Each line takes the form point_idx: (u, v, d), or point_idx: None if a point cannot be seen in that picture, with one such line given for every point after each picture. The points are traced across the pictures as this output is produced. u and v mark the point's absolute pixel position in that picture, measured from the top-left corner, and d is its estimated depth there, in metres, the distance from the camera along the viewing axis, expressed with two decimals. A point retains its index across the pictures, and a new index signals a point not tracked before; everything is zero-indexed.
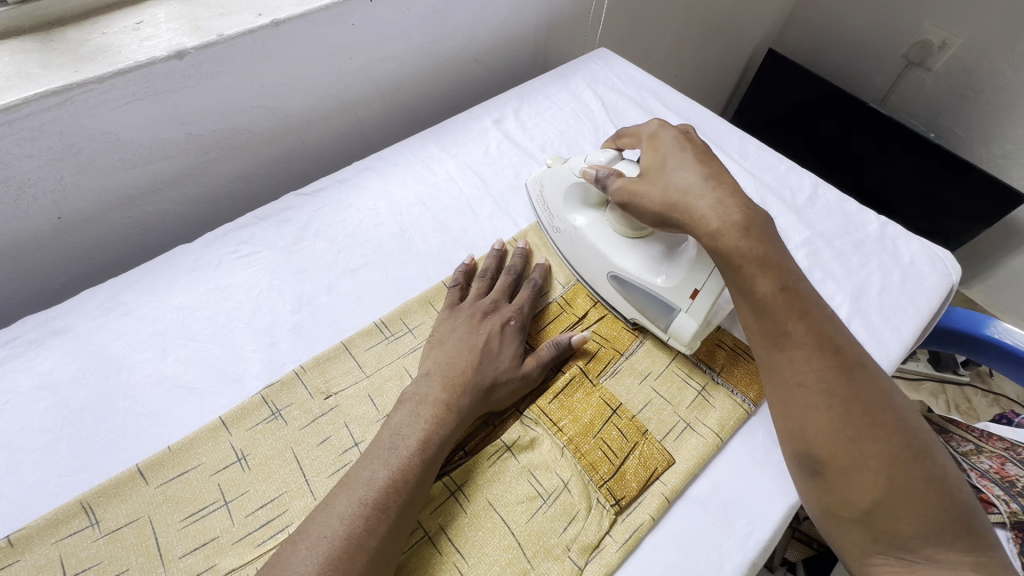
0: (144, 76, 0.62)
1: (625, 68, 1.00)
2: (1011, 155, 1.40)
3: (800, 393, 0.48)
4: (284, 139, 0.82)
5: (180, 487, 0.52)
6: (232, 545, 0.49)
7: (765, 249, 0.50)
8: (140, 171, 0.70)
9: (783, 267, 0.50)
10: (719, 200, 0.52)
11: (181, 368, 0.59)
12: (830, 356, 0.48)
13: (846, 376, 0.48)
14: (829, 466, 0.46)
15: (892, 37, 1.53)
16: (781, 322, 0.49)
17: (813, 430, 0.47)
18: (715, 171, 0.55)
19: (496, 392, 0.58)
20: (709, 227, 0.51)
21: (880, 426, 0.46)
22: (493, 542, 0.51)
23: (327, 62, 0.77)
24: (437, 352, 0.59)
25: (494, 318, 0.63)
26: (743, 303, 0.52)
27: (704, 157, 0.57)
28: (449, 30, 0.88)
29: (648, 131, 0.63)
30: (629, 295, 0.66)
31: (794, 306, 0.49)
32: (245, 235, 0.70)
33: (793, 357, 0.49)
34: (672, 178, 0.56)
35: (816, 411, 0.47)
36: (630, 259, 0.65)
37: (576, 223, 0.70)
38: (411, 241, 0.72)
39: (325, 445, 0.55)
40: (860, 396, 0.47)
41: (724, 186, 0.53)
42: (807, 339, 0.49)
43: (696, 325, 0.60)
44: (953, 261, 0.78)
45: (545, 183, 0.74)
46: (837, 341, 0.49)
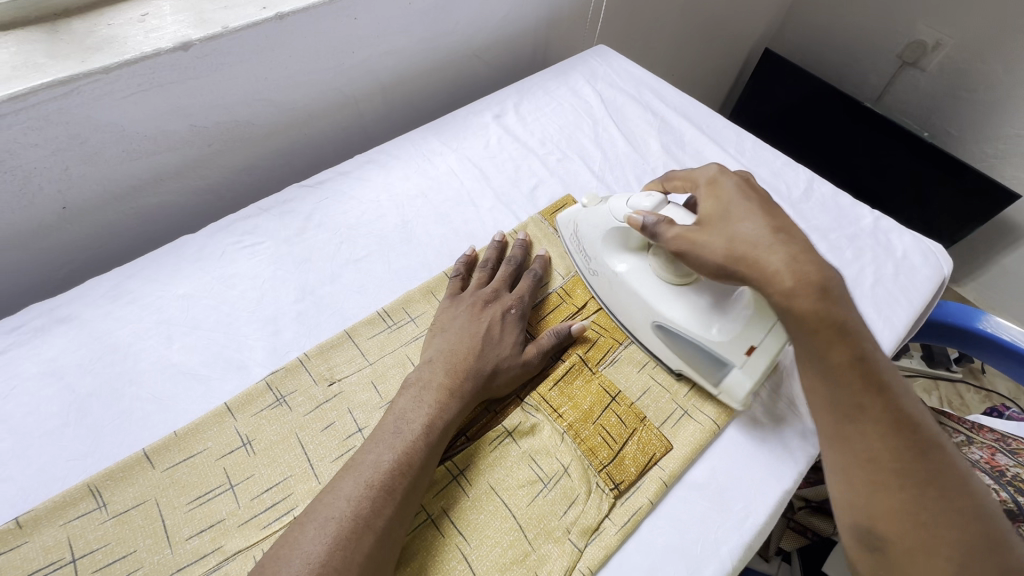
0: (149, 67, 0.63)
1: (624, 64, 1.01)
2: (1003, 154, 1.42)
3: (869, 466, 0.45)
4: (287, 132, 0.83)
5: (186, 471, 0.53)
6: (238, 527, 0.50)
7: (843, 315, 0.47)
8: (144, 161, 0.71)
9: (861, 336, 0.47)
10: (793, 257, 0.49)
11: (186, 355, 0.60)
12: (906, 434, 0.45)
13: (922, 458, 0.45)
14: (892, 545, 0.43)
15: (887, 37, 1.55)
16: (853, 393, 0.47)
17: (880, 506, 0.44)
18: (782, 224, 0.52)
19: (498, 378, 0.59)
20: (783, 284, 0.47)
21: (960, 516, 0.42)
22: (495, 524, 0.52)
23: (330, 56, 0.78)
24: (439, 340, 0.60)
25: (496, 307, 0.64)
26: (811, 370, 0.49)
27: (771, 209, 0.53)
28: (451, 26, 0.89)
29: (705, 177, 0.61)
30: (677, 349, 0.61)
31: (870, 379, 0.46)
32: (248, 225, 0.71)
33: (865, 430, 0.46)
34: (738, 230, 0.52)
35: (885, 489, 0.44)
36: (677, 310, 0.60)
37: (617, 268, 0.66)
38: (413, 233, 0.73)
39: (329, 430, 0.56)
40: (937, 479, 0.44)
41: (797, 243, 0.50)
42: (881, 413, 0.46)
43: (752, 384, 0.57)
44: (944, 255, 0.80)
45: (582, 222, 0.70)
46: (915, 419, 0.46)
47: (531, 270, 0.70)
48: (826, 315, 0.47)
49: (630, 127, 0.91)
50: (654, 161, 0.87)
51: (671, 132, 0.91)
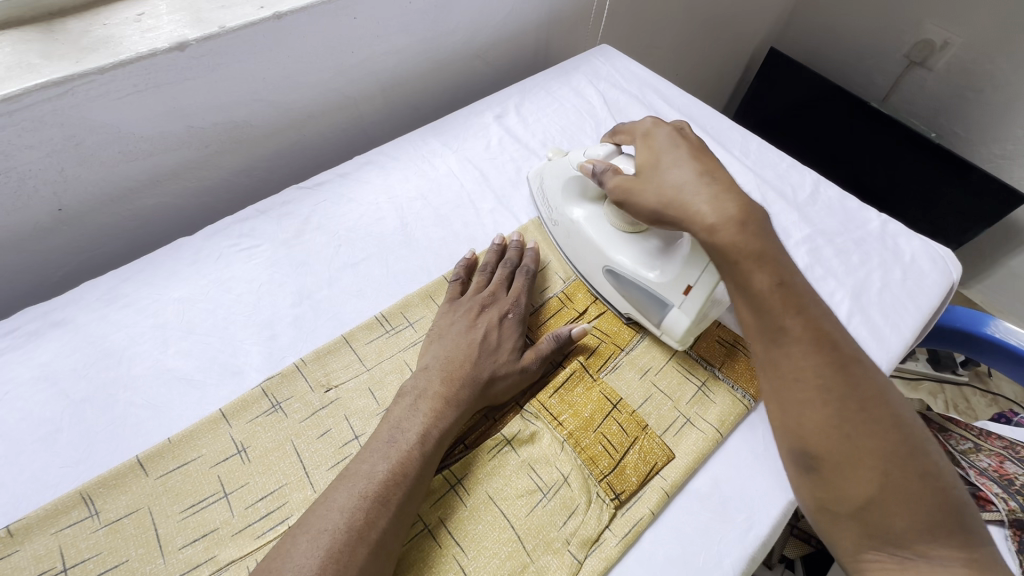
0: (145, 68, 0.62)
1: (627, 64, 1.00)
2: (1011, 155, 1.40)
3: (799, 385, 0.42)
4: (285, 133, 0.82)
5: (179, 479, 0.52)
6: (232, 536, 0.49)
7: (761, 244, 0.46)
8: (141, 163, 0.70)
9: (779, 262, 0.46)
10: (715, 195, 0.48)
11: (181, 360, 0.59)
12: (829, 348, 0.42)
13: (843, 370, 0.42)
14: (823, 461, 0.40)
15: (894, 37, 1.53)
16: (776, 313, 0.44)
17: (811, 423, 0.41)
18: (710, 166, 0.52)
19: (494, 386, 0.57)
20: (705, 220, 0.47)
21: (884, 423, 0.40)
22: (492, 535, 0.51)
23: (329, 56, 0.77)
24: (436, 346, 0.59)
25: (492, 312, 0.63)
26: (739, 300, 0.47)
27: (699, 153, 0.54)
28: (452, 25, 0.88)
29: (643, 128, 0.61)
30: (624, 289, 0.66)
31: (790, 300, 0.44)
32: (246, 227, 0.70)
33: (790, 350, 0.43)
34: (666, 175, 0.53)
35: (813, 405, 0.41)
36: (625, 253, 0.65)
37: (574, 217, 0.70)
38: (411, 236, 0.72)
39: (325, 437, 0.55)
40: (860, 389, 0.41)
41: (720, 181, 0.50)
42: (805, 331, 0.43)
43: (688, 321, 0.59)
44: (954, 260, 0.78)
45: (545, 174, 0.75)
46: (834, 335, 0.44)
47: (525, 268, 0.68)
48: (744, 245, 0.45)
49: None
50: None
51: None
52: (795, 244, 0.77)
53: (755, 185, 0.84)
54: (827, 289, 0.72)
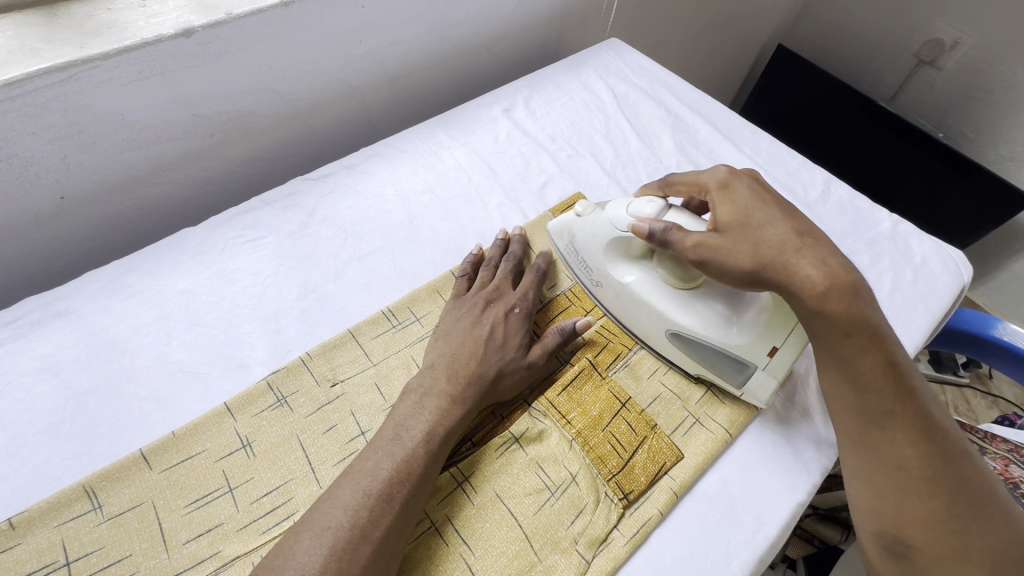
0: (150, 54, 0.61)
1: (636, 59, 0.98)
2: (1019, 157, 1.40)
3: (899, 474, 0.47)
4: (291, 123, 0.81)
5: (184, 473, 0.51)
6: (236, 532, 0.49)
7: (870, 324, 0.48)
8: (145, 151, 0.69)
9: (889, 345, 0.48)
10: (822, 262, 0.49)
11: (186, 353, 0.58)
12: (933, 442, 0.46)
13: (945, 464, 0.46)
14: (919, 550, 0.45)
15: (904, 36, 1.52)
16: (882, 401, 0.48)
17: (907, 510, 0.46)
18: (805, 227, 0.52)
19: (500, 382, 0.57)
20: (814, 288, 0.48)
21: (982, 526, 0.45)
22: (500, 534, 0.50)
23: (336, 46, 0.76)
24: (442, 343, 0.58)
25: (498, 306, 0.62)
26: (841, 381, 0.50)
27: (791, 210, 0.53)
28: (460, 16, 0.87)
29: (715, 180, 0.58)
30: (693, 355, 0.60)
31: (899, 388, 0.47)
32: (250, 219, 0.69)
33: (893, 438, 0.47)
34: (763, 235, 0.51)
35: (914, 495, 0.46)
36: (694, 315, 0.59)
37: (624, 279, 0.63)
38: (418, 230, 0.71)
39: (330, 433, 0.54)
40: (961, 483, 0.46)
41: (822, 245, 0.51)
42: (911, 422, 0.47)
43: (776, 384, 0.57)
44: (965, 261, 0.77)
45: (580, 237, 0.65)
46: (940, 427, 0.47)
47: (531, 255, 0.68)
48: (858, 325, 0.48)
49: (642, 124, 0.89)
50: (667, 159, 0.84)
51: (684, 129, 0.89)
52: None
53: None
54: None
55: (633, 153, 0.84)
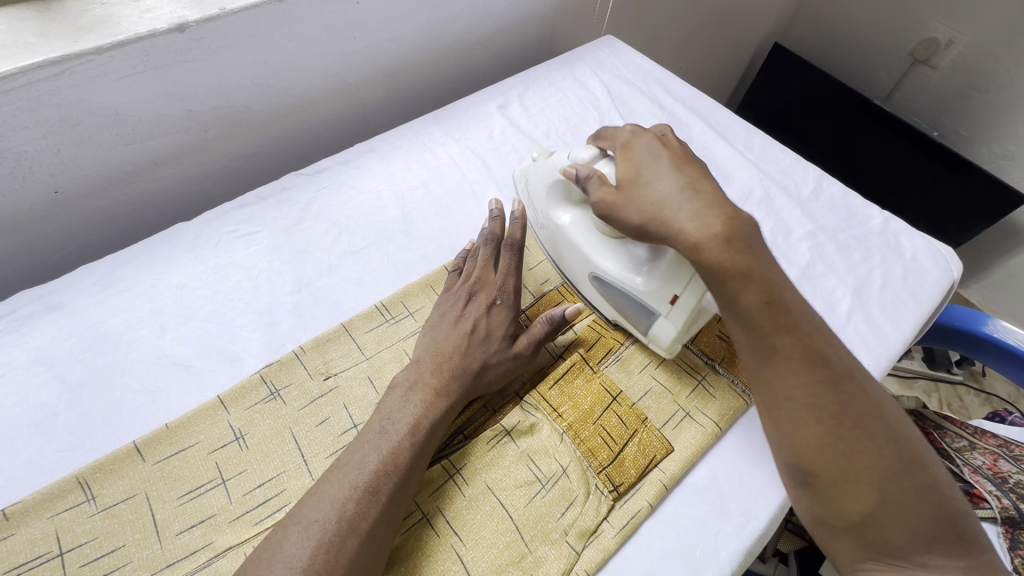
0: (145, 48, 0.61)
1: (631, 56, 0.99)
2: (1013, 156, 1.41)
3: (790, 407, 0.45)
4: (286, 118, 0.81)
5: (177, 465, 0.51)
6: (230, 523, 0.49)
7: (748, 262, 0.46)
8: (139, 146, 0.69)
9: (768, 279, 0.47)
10: (698, 212, 0.48)
11: (179, 346, 0.59)
12: (820, 369, 0.45)
13: (834, 389, 0.45)
14: (819, 474, 0.44)
15: (899, 35, 1.54)
16: (768, 336, 0.46)
17: (805, 443, 0.44)
18: (693, 178, 0.51)
19: (485, 375, 0.57)
20: (687, 240, 0.47)
21: (875, 439, 0.44)
22: (491, 525, 0.51)
23: (331, 42, 0.76)
24: (429, 338, 0.59)
25: (481, 299, 0.61)
26: (731, 321, 0.48)
27: (680, 163, 0.52)
28: (455, 13, 0.87)
29: (622, 138, 0.59)
30: (610, 296, 0.64)
31: (779, 319, 0.46)
32: (245, 214, 0.69)
33: (781, 371, 0.46)
34: (649, 191, 0.51)
35: (806, 425, 0.44)
36: (611, 260, 0.62)
37: (559, 221, 0.67)
38: (412, 225, 0.72)
39: (323, 426, 0.55)
40: (852, 406, 0.44)
41: (704, 197, 0.49)
42: (796, 352, 0.45)
43: (675, 333, 0.58)
44: (955, 258, 0.78)
45: (531, 179, 0.70)
46: (826, 352, 0.46)
47: (509, 241, 0.66)
48: (729, 261, 0.46)
49: (636, 120, 0.89)
50: None
51: (678, 126, 0.89)
52: (797, 241, 0.77)
53: (758, 180, 0.83)
54: (828, 286, 0.72)
55: None
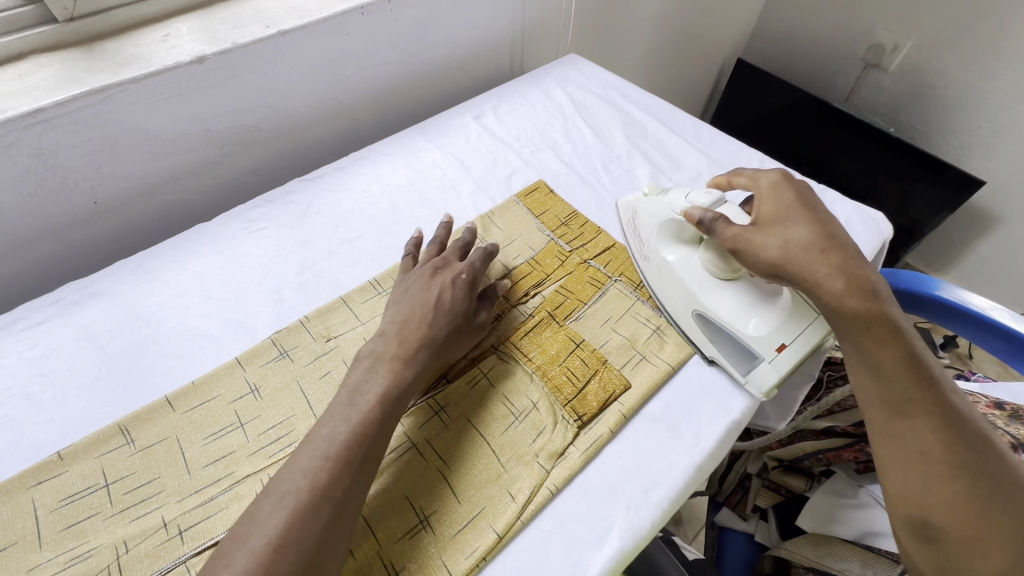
0: (170, 78, 0.74)
1: (592, 69, 1.11)
2: (966, 146, 1.61)
3: (921, 460, 0.50)
4: (289, 135, 0.93)
5: (202, 413, 0.60)
6: (247, 456, 0.58)
7: (891, 323, 0.54)
8: (165, 161, 0.81)
9: (908, 342, 0.54)
10: (844, 262, 0.57)
11: (202, 321, 0.68)
12: (954, 430, 0.49)
13: (969, 451, 0.49)
14: (945, 531, 0.47)
15: (851, 44, 1.75)
16: (904, 391, 0.52)
17: (933, 496, 0.48)
18: (833, 232, 0.59)
19: (451, 342, 0.63)
20: (837, 289, 0.56)
21: (1012, 506, 0.46)
22: (472, 450, 0.59)
23: (327, 68, 0.89)
24: (391, 313, 0.63)
25: (445, 274, 0.67)
26: (866, 377, 0.55)
27: (825, 219, 0.61)
28: (434, 41, 1.01)
29: (766, 182, 0.67)
30: (711, 336, 0.68)
31: (916, 377, 0.52)
32: (255, 213, 0.80)
33: (915, 426, 0.51)
34: (790, 235, 0.60)
35: (937, 478, 0.48)
36: (719, 303, 0.68)
37: (668, 257, 0.72)
38: (400, 216, 0.82)
39: (325, 378, 0.64)
40: (988, 470, 0.47)
41: (843, 249, 0.58)
42: (932, 410, 0.51)
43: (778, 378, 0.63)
44: (884, 219, 0.87)
45: (640, 211, 0.77)
46: (963, 418, 0.50)
47: (461, 243, 0.73)
48: (874, 318, 0.54)
49: (597, 122, 1.00)
50: (619, 150, 0.95)
51: (634, 125, 1.00)
52: None
53: (706, 166, 0.93)
54: None
55: (589, 145, 0.96)
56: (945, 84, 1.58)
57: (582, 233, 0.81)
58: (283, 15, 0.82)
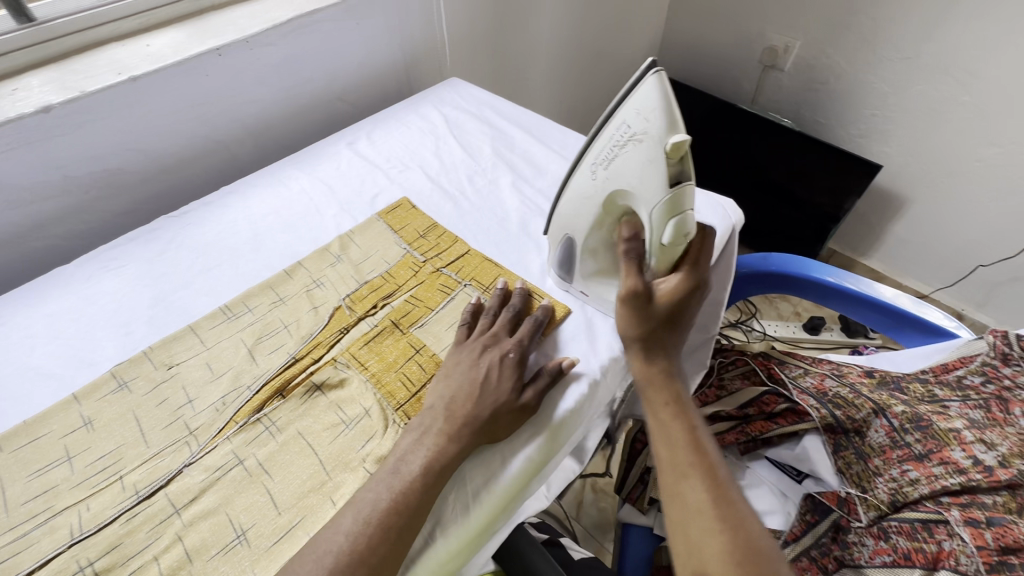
0: (15, 129, 0.76)
1: (468, 90, 1.16)
2: (865, 134, 1.69)
3: (698, 516, 0.52)
4: (161, 175, 0.95)
5: (30, 450, 0.60)
6: (70, 489, 0.58)
7: (678, 395, 0.62)
8: (23, 210, 0.83)
9: (690, 415, 0.61)
10: (660, 349, 0.64)
11: (45, 361, 0.69)
12: (721, 490, 0.54)
13: (733, 508, 0.53)
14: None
15: (747, 48, 1.84)
16: (686, 454, 0.57)
17: (708, 550, 0.50)
18: (671, 328, 0.65)
19: (492, 424, 0.61)
20: (640, 367, 0.64)
21: (766, 559, 0.49)
22: (299, 461, 0.60)
23: (192, 108, 0.93)
24: (441, 385, 0.63)
25: (495, 351, 0.66)
26: (660, 442, 0.59)
27: (679, 314, 0.65)
28: (306, 75, 1.05)
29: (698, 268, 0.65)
30: (559, 244, 0.75)
31: (695, 441, 0.58)
32: (116, 252, 0.82)
33: (694, 485, 0.55)
34: (636, 313, 0.64)
35: (710, 533, 0.51)
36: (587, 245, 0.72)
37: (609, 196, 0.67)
38: (262, 242, 0.84)
39: (162, 405, 0.65)
40: (746, 526, 0.51)
41: (666, 342, 0.65)
42: (707, 471, 0.55)
43: (567, 291, 0.78)
44: (733, 206, 0.91)
45: (640, 144, 0.59)
46: (729, 482, 0.55)
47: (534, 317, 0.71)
48: (668, 389, 0.62)
49: (467, 139, 1.04)
50: (485, 163, 0.99)
51: (504, 138, 1.05)
52: None
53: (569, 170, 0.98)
54: None
55: (458, 161, 1.00)
56: (835, 78, 1.66)
57: (438, 243, 0.84)
58: (135, 62, 0.86)
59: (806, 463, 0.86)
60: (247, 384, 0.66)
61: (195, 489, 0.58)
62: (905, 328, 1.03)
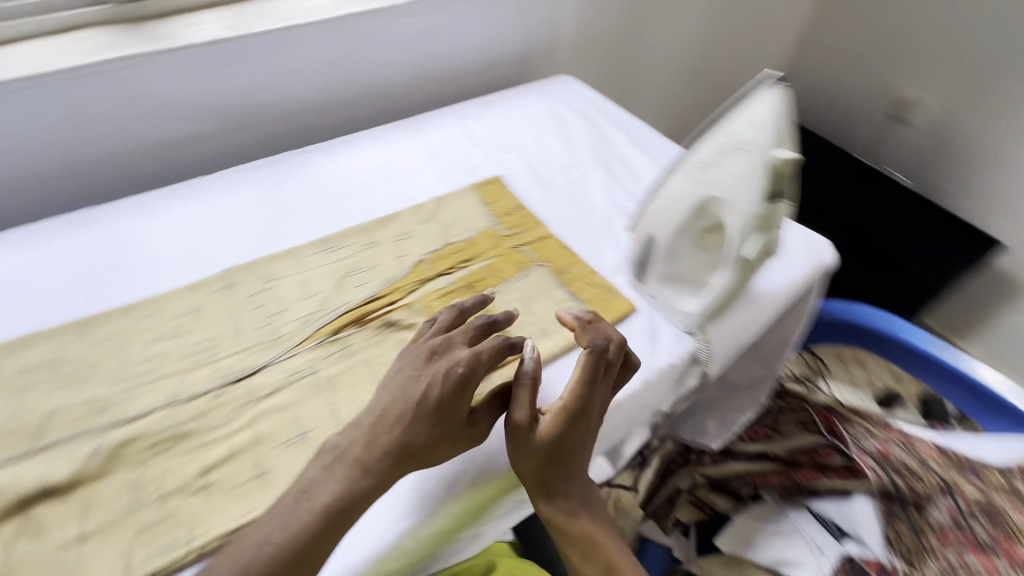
0: (190, 53, 0.88)
1: (580, 89, 1.20)
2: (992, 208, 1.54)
3: None
4: (294, 117, 1.06)
5: (149, 321, 0.70)
6: (173, 359, 0.66)
7: (586, 531, 0.60)
8: (180, 125, 0.95)
9: (599, 543, 0.60)
10: (564, 489, 0.60)
11: (173, 251, 0.79)
12: None
13: None
14: None
15: (874, 96, 1.75)
16: None
17: None
18: (567, 459, 0.59)
19: (420, 447, 0.54)
20: (549, 516, 0.60)
21: None
22: (363, 384, 0.65)
23: (332, 63, 1.03)
24: (382, 389, 0.57)
25: (442, 362, 0.57)
26: None
27: (569, 443, 0.58)
28: (435, 50, 1.13)
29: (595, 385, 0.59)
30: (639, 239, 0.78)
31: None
32: (245, 173, 0.92)
33: None
34: (529, 453, 0.57)
35: None
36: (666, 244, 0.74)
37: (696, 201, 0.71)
38: (367, 191, 0.92)
39: (257, 309, 0.73)
40: None
41: (568, 472, 0.59)
42: None
43: (635, 288, 0.79)
44: (827, 248, 0.87)
45: (745, 152, 0.65)
46: None
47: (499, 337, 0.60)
48: (578, 532, 0.60)
49: (569, 133, 1.08)
50: (582, 158, 1.02)
51: (605, 139, 1.07)
52: None
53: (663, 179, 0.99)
54: None
55: (557, 151, 1.03)
56: (969, 142, 1.54)
57: (522, 222, 0.88)
58: (296, 13, 0.97)
59: (849, 521, 0.82)
60: (330, 308, 0.73)
61: (271, 386, 0.65)
62: (986, 410, 1.00)
